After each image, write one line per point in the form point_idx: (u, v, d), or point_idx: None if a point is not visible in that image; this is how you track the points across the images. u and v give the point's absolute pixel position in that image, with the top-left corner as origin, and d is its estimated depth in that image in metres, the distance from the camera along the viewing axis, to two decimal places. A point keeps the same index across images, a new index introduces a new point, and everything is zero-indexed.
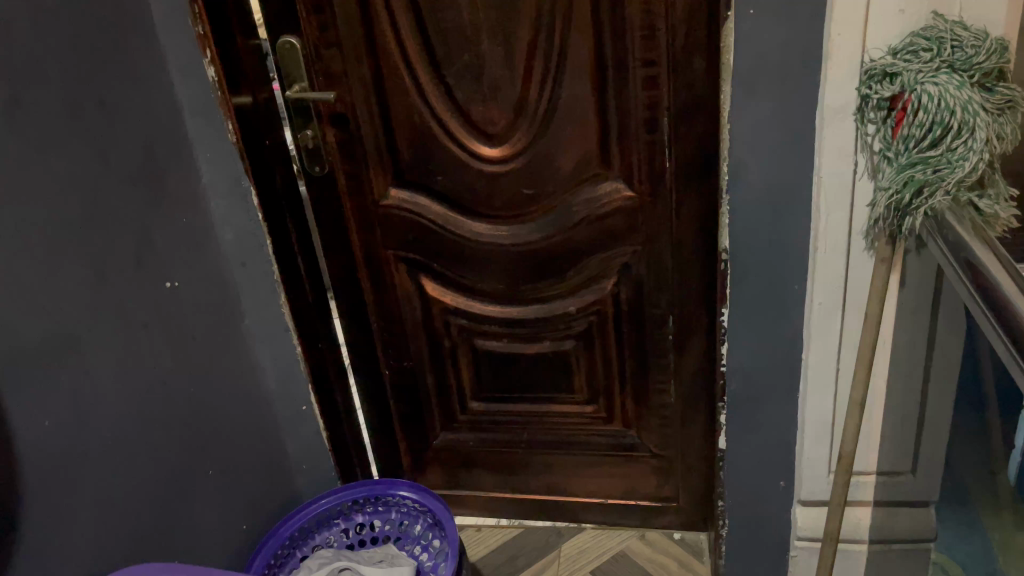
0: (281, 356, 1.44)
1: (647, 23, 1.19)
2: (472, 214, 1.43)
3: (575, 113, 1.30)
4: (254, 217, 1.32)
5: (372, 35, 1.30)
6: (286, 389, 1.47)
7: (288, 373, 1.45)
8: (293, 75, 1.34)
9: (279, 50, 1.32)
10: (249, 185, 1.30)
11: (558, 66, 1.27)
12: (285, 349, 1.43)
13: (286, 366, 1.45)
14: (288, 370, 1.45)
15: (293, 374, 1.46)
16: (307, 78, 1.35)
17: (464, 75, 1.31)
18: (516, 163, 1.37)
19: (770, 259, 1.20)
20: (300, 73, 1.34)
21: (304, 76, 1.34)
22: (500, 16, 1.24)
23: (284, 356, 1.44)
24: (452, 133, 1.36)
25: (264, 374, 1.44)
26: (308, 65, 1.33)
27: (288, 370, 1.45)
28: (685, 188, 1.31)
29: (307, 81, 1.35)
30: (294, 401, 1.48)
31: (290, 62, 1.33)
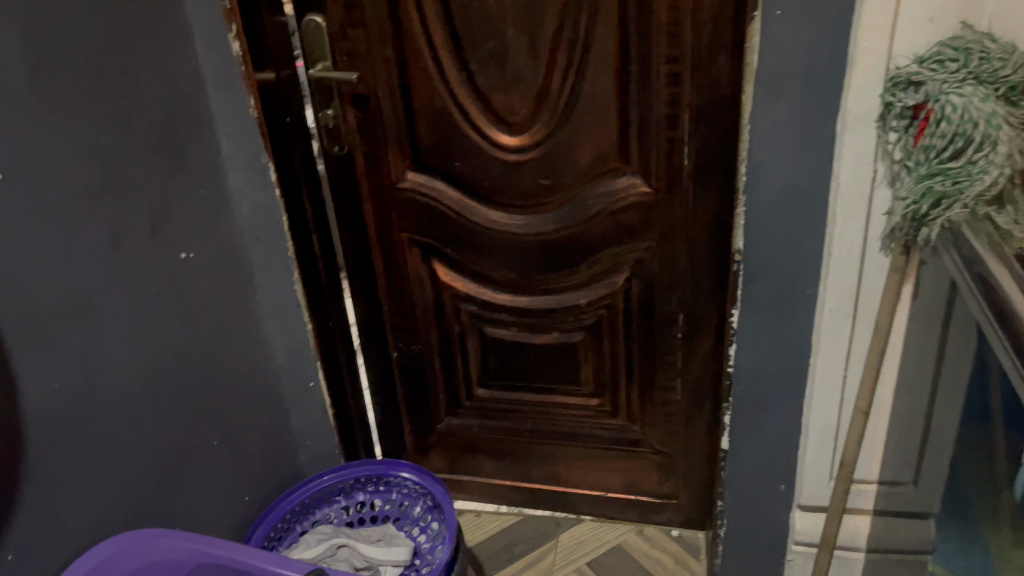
0: (292, 333, 1.44)
1: (673, 18, 1.19)
2: (488, 202, 1.44)
3: (596, 106, 1.31)
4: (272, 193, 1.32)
5: (398, 18, 1.30)
6: (294, 367, 1.47)
7: (298, 350, 1.46)
8: (317, 53, 1.34)
9: (304, 28, 1.32)
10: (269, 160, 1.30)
11: (581, 59, 1.27)
12: (296, 326, 1.44)
13: (296, 344, 1.45)
14: (298, 349, 1.46)
15: (302, 352, 1.46)
16: (330, 57, 1.35)
17: (487, 62, 1.31)
18: (534, 153, 1.37)
19: (784, 262, 1.19)
20: (324, 52, 1.34)
21: (329, 55, 1.35)
22: (527, 5, 1.24)
23: (295, 333, 1.44)
24: (472, 120, 1.37)
25: (274, 351, 1.44)
26: (332, 44, 1.34)
27: (298, 348, 1.46)
28: (703, 185, 1.31)
29: (331, 60, 1.35)
30: (302, 379, 1.48)
31: (315, 41, 1.33)
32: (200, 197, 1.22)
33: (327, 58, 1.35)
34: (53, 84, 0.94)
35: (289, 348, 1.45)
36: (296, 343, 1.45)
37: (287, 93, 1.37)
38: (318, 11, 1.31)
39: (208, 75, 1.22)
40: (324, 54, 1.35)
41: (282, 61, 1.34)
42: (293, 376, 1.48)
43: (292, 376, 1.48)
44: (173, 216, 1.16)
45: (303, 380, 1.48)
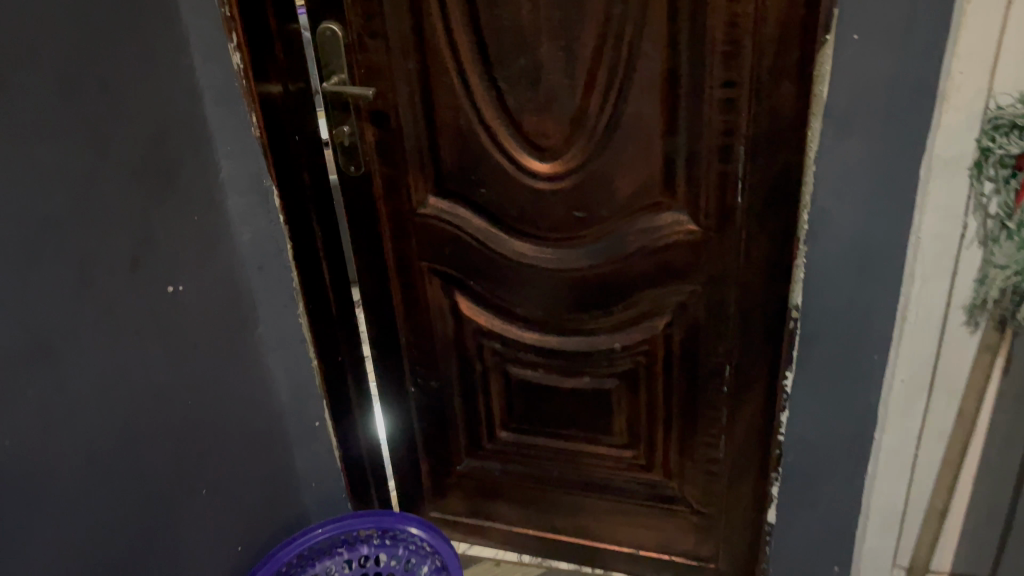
0: (299, 369, 1.33)
1: (731, 39, 1.05)
2: (515, 232, 1.31)
3: (639, 133, 1.16)
4: (276, 219, 1.22)
5: (421, 31, 1.18)
6: (301, 405, 1.36)
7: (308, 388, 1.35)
8: (332, 65, 1.23)
9: (319, 37, 1.21)
10: (272, 185, 1.19)
11: (625, 80, 1.13)
12: (303, 362, 1.33)
13: (303, 381, 1.34)
14: (304, 384, 1.35)
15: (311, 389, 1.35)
16: (346, 69, 1.24)
17: (518, 81, 1.18)
18: (568, 182, 1.23)
19: (848, 324, 1.03)
20: (340, 64, 1.23)
21: (345, 67, 1.23)
22: (565, 18, 1.11)
23: (302, 369, 1.33)
24: (499, 143, 1.23)
25: (278, 386, 1.33)
26: (350, 56, 1.22)
27: (305, 384, 1.35)
28: (757, 225, 1.16)
29: (347, 73, 1.24)
30: (308, 415, 1.38)
31: (329, 51, 1.22)
32: (192, 223, 1.11)
33: (344, 70, 1.24)
34: (18, 104, 0.84)
35: (294, 384, 1.34)
36: (307, 379, 1.34)
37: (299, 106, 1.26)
38: (335, 18, 1.20)
39: (207, 88, 1.11)
40: (341, 64, 1.23)
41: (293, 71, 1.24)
42: (298, 413, 1.37)
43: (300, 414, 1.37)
44: (161, 246, 1.06)
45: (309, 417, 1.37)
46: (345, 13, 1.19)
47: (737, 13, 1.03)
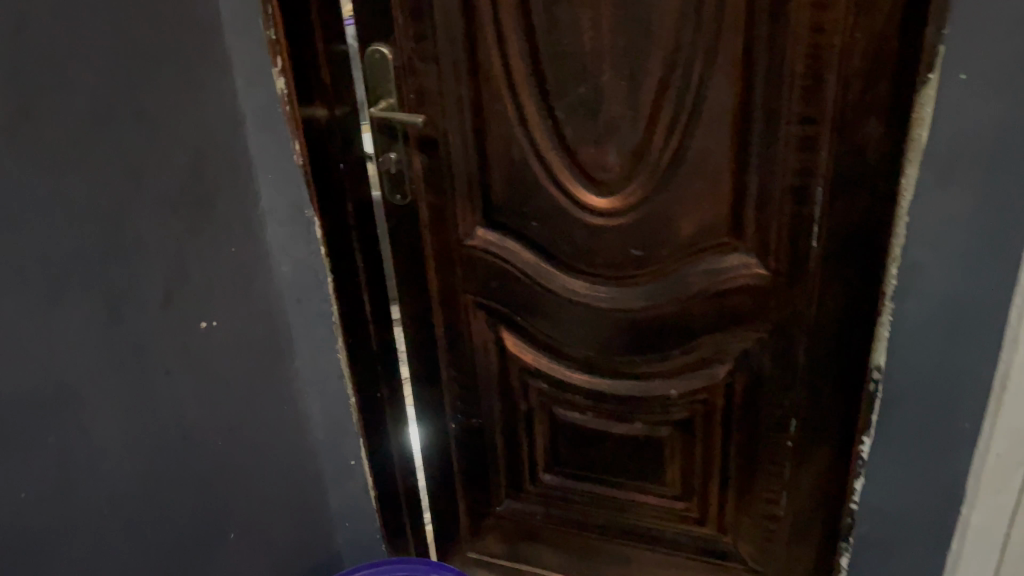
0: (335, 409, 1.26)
1: (812, 71, 0.96)
2: (567, 269, 1.23)
3: (706, 168, 1.08)
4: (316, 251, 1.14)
5: (475, 54, 1.12)
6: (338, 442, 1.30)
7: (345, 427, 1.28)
8: (380, 89, 1.16)
9: (367, 59, 1.14)
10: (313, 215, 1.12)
11: (693, 112, 1.05)
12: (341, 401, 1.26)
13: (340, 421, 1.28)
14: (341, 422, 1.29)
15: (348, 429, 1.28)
16: (395, 93, 1.16)
17: (576, 110, 1.10)
18: (626, 218, 1.15)
19: (942, 380, 0.99)
20: (388, 88, 1.16)
21: (394, 91, 1.16)
22: (629, 45, 1.03)
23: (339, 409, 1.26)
24: (554, 174, 1.15)
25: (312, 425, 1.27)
26: (399, 79, 1.15)
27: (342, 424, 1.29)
28: (832, 271, 1.07)
29: (396, 98, 1.17)
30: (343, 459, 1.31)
31: (377, 75, 1.15)
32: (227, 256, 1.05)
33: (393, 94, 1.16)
34: (44, 133, 0.79)
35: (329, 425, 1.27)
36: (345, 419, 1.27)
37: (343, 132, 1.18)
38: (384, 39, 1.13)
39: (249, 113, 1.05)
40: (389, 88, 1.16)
41: (338, 95, 1.16)
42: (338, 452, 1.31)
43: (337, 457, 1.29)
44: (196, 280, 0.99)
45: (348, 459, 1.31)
46: (395, 34, 1.12)
47: (818, 43, 0.95)
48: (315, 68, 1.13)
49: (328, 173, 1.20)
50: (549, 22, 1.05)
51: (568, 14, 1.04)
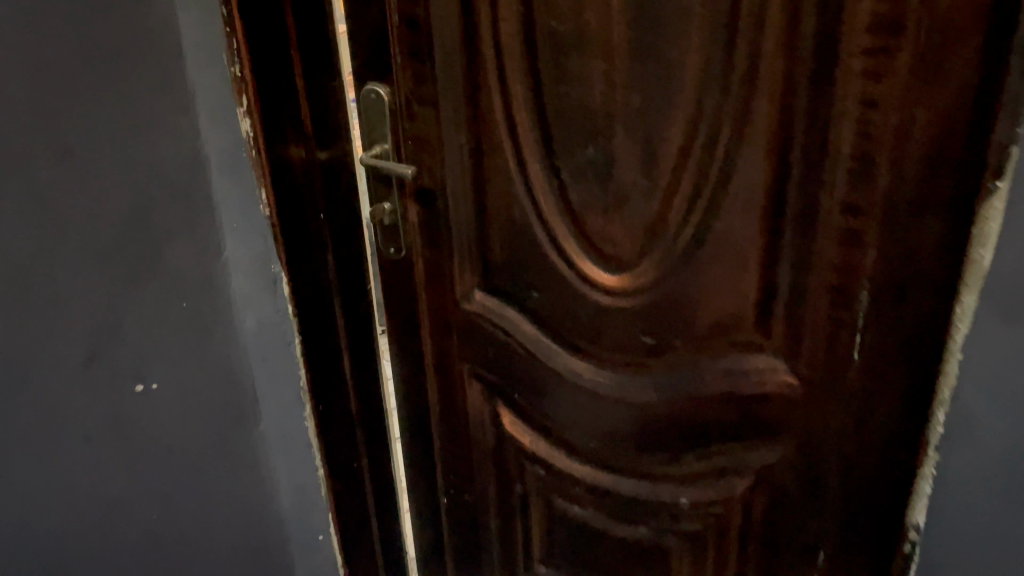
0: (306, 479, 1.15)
1: (862, 153, 0.79)
2: (570, 349, 1.07)
3: (730, 254, 0.91)
4: (282, 306, 1.09)
5: (477, 101, 0.98)
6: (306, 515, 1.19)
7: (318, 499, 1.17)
8: (375, 133, 1.05)
9: (363, 99, 1.03)
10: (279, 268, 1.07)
11: (717, 189, 0.88)
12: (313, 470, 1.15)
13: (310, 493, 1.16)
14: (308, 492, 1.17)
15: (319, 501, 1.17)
16: (391, 138, 1.05)
17: (584, 174, 0.95)
18: (636, 301, 0.99)
19: None
20: (383, 132, 1.05)
21: (388, 136, 1.05)
22: (646, 104, 0.88)
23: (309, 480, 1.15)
24: (558, 243, 1.01)
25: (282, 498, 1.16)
26: (396, 123, 1.04)
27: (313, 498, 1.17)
28: (873, 389, 0.89)
29: (391, 143, 1.05)
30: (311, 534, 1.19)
31: (372, 116, 1.04)
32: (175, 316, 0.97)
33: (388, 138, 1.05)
34: None
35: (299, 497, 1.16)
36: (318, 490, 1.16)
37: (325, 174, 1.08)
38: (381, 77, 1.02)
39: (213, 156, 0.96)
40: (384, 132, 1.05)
41: (320, 133, 1.06)
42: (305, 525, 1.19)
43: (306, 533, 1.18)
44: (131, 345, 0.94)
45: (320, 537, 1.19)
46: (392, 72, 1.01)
47: (869, 120, 0.78)
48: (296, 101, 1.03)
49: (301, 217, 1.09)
50: (557, 72, 0.91)
51: (578, 64, 0.89)
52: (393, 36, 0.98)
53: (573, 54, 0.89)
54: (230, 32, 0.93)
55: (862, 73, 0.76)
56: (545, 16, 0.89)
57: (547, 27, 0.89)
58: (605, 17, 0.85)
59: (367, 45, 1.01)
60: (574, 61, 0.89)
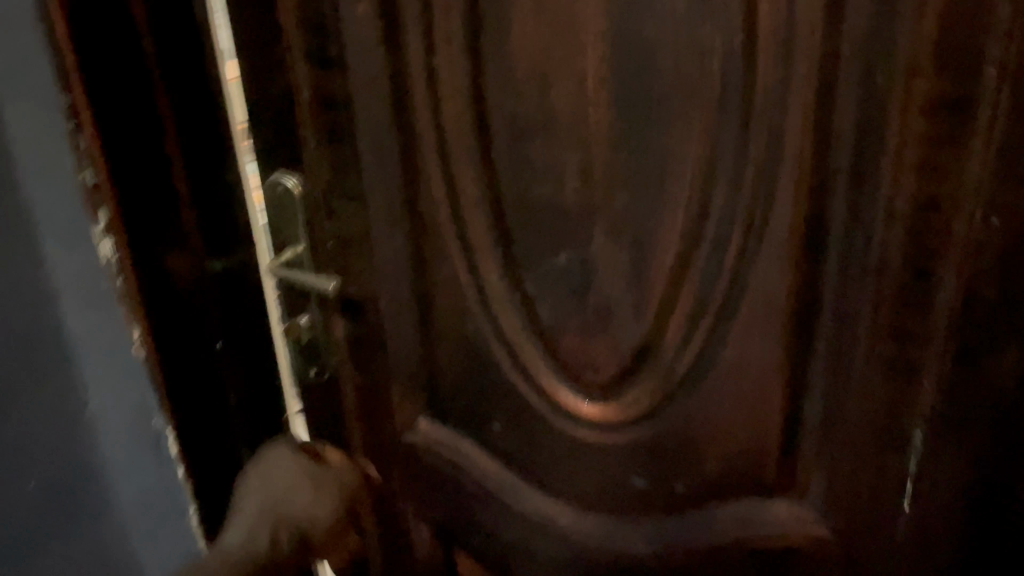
0: (222, 554, 0.87)
1: (915, 262, 0.61)
2: (543, 488, 0.87)
3: (746, 386, 0.71)
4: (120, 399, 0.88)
5: (415, 193, 0.79)
6: (243, 516, 0.91)
7: (254, 542, 0.89)
8: (285, 234, 0.87)
9: (269, 192, 0.84)
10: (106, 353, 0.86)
11: (728, 306, 0.69)
12: (223, 553, 0.87)
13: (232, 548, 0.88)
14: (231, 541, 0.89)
15: (255, 529, 0.90)
16: (306, 240, 0.86)
17: (554, 286, 0.75)
18: (624, 436, 0.79)
19: None
20: (296, 233, 0.86)
21: (303, 236, 0.86)
22: (633, 203, 0.68)
23: (225, 554, 0.87)
24: (524, 366, 0.81)
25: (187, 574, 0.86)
26: (311, 221, 0.85)
27: (242, 558, 0.88)
28: (928, 554, 0.71)
29: (306, 244, 0.86)
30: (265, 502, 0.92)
31: (281, 213, 0.85)
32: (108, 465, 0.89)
33: (303, 239, 0.86)
34: None
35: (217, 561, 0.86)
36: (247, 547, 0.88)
37: (220, 283, 0.89)
38: (294, 164, 0.83)
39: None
40: (297, 233, 0.86)
41: (211, 236, 0.87)
42: (246, 504, 0.92)
43: (246, 533, 0.89)
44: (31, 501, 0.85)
45: (276, 517, 0.92)
46: (308, 158, 0.82)
47: (924, 228, 0.60)
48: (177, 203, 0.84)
49: (188, 338, 0.90)
50: (518, 161, 0.72)
51: (544, 151, 0.70)
52: (308, 114, 0.79)
53: (538, 139, 0.70)
54: (73, 125, 0.76)
55: (918, 167, 0.58)
56: (501, 91, 0.70)
57: (504, 106, 0.70)
58: (580, 93, 0.66)
59: (276, 125, 0.81)
60: (539, 147, 0.70)
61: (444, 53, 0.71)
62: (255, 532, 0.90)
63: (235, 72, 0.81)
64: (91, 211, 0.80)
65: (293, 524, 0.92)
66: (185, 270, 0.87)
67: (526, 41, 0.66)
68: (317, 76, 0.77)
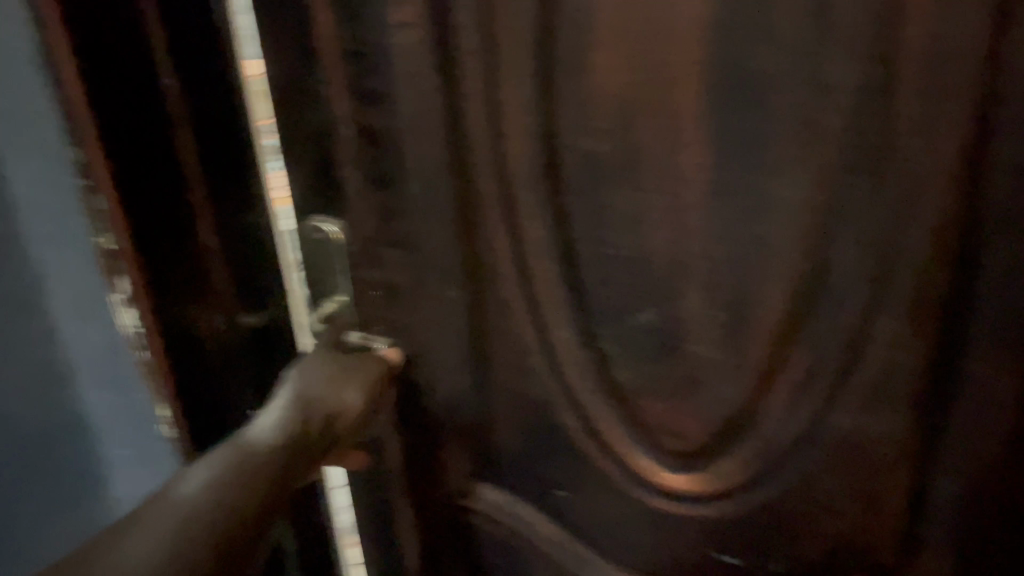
0: (240, 454, 0.68)
1: None
2: (613, 565, 0.77)
3: (860, 464, 0.62)
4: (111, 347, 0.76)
5: (473, 241, 0.70)
6: (262, 426, 0.71)
7: (291, 431, 0.72)
8: (323, 285, 0.78)
9: (306, 240, 0.76)
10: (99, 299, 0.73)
11: (841, 377, 0.59)
12: (241, 451, 0.69)
13: (260, 447, 0.70)
14: (257, 450, 0.69)
15: (283, 438, 0.71)
16: (348, 291, 0.78)
17: (634, 346, 0.66)
18: (712, 512, 0.69)
19: None
20: (338, 284, 0.77)
21: (343, 287, 0.78)
22: (734, 256, 0.59)
23: (245, 447, 0.69)
24: (596, 432, 0.72)
25: (201, 464, 0.67)
26: (353, 270, 0.76)
27: (264, 451, 0.70)
28: None
29: (348, 296, 0.78)
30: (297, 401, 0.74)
31: (319, 263, 0.77)
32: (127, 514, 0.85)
33: (344, 291, 0.78)
34: None
35: (235, 469, 0.67)
36: (283, 453, 0.71)
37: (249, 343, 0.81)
38: (336, 207, 0.74)
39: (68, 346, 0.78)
40: (337, 284, 0.78)
41: (240, 293, 0.78)
42: (265, 420, 0.72)
43: (268, 447, 0.70)
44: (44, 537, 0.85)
45: (302, 405, 0.74)
46: (351, 200, 0.73)
47: (932, 291, 0.54)
48: (198, 262, 0.75)
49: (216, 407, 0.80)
50: (596, 205, 0.63)
51: (627, 196, 0.61)
52: (352, 152, 0.71)
53: (620, 182, 0.61)
54: (88, 183, 0.68)
55: (954, 235, 0.52)
56: (576, 127, 0.61)
57: (580, 144, 0.61)
58: (674, 130, 0.57)
59: (314, 164, 0.72)
60: (620, 191, 0.61)
61: (510, 83, 0.62)
62: (287, 422, 0.73)
63: (268, 112, 0.72)
64: (111, 278, 0.72)
65: (319, 417, 0.74)
66: (209, 335, 0.77)
67: (608, 71, 0.57)
68: (361, 109, 0.68)
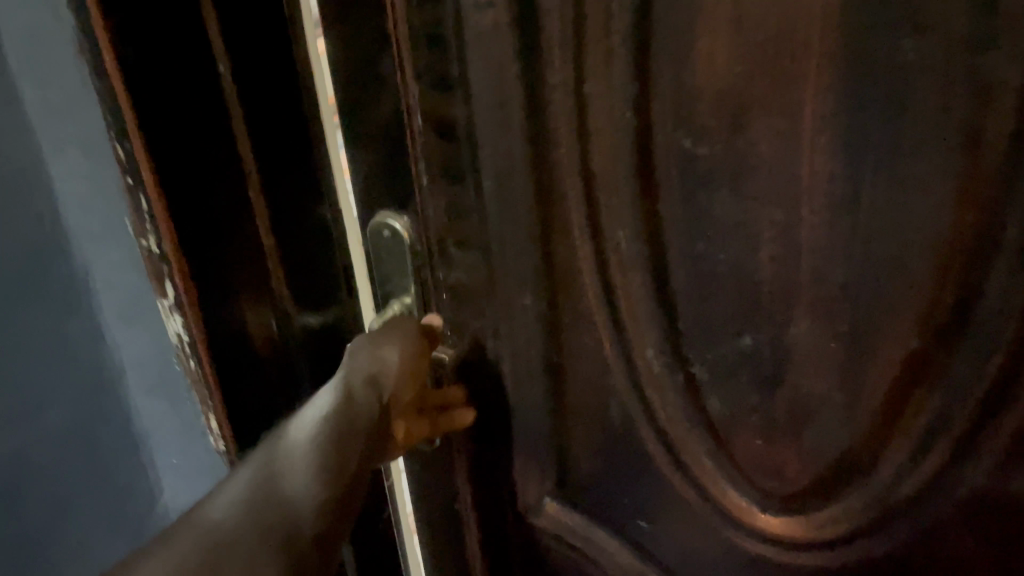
0: (271, 479, 0.59)
1: None
2: None
3: (995, 529, 0.52)
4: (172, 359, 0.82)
5: (551, 246, 0.63)
6: (296, 446, 0.62)
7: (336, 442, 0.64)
8: (390, 284, 0.72)
9: (372, 236, 0.70)
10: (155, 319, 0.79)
11: (976, 431, 0.50)
12: (272, 475, 0.60)
13: (295, 471, 0.61)
14: (298, 485, 0.60)
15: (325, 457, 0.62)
16: (416, 292, 0.72)
17: (731, 373, 0.59)
18: (816, 558, 0.61)
19: None
20: (405, 284, 0.71)
21: (412, 287, 0.71)
22: (855, 278, 0.50)
23: (276, 469, 0.60)
24: (684, 462, 0.64)
25: (223, 489, 0.58)
26: (422, 270, 0.71)
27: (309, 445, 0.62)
28: None
29: (416, 297, 0.72)
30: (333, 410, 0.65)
31: (388, 262, 0.71)
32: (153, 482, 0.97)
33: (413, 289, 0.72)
34: None
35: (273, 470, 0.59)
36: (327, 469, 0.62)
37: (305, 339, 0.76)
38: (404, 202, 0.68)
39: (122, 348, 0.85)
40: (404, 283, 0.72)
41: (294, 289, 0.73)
42: (299, 430, 0.63)
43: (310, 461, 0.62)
44: (114, 528, 0.95)
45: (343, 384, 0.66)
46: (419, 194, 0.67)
47: None
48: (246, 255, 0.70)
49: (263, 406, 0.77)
50: (693, 215, 0.55)
51: (731, 206, 0.53)
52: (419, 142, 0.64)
53: (723, 190, 0.53)
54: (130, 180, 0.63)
55: None
56: (671, 125, 0.53)
57: (676, 145, 0.53)
58: (790, 133, 0.49)
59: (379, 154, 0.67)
60: (723, 200, 0.53)
61: (597, 73, 0.54)
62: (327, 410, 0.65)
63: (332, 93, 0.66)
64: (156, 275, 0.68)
65: (372, 395, 0.67)
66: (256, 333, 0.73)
67: (713, 65, 0.49)
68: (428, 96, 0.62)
